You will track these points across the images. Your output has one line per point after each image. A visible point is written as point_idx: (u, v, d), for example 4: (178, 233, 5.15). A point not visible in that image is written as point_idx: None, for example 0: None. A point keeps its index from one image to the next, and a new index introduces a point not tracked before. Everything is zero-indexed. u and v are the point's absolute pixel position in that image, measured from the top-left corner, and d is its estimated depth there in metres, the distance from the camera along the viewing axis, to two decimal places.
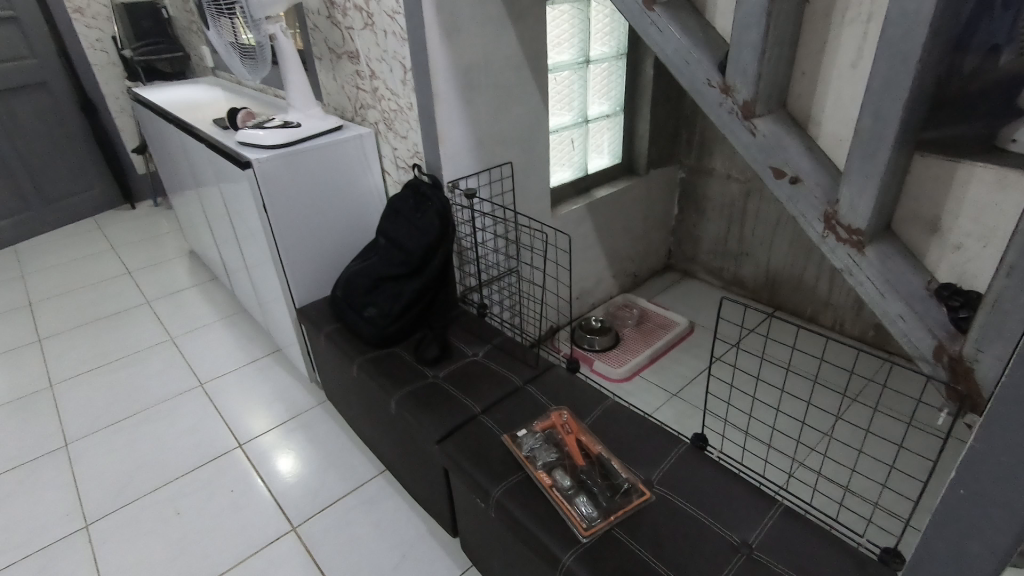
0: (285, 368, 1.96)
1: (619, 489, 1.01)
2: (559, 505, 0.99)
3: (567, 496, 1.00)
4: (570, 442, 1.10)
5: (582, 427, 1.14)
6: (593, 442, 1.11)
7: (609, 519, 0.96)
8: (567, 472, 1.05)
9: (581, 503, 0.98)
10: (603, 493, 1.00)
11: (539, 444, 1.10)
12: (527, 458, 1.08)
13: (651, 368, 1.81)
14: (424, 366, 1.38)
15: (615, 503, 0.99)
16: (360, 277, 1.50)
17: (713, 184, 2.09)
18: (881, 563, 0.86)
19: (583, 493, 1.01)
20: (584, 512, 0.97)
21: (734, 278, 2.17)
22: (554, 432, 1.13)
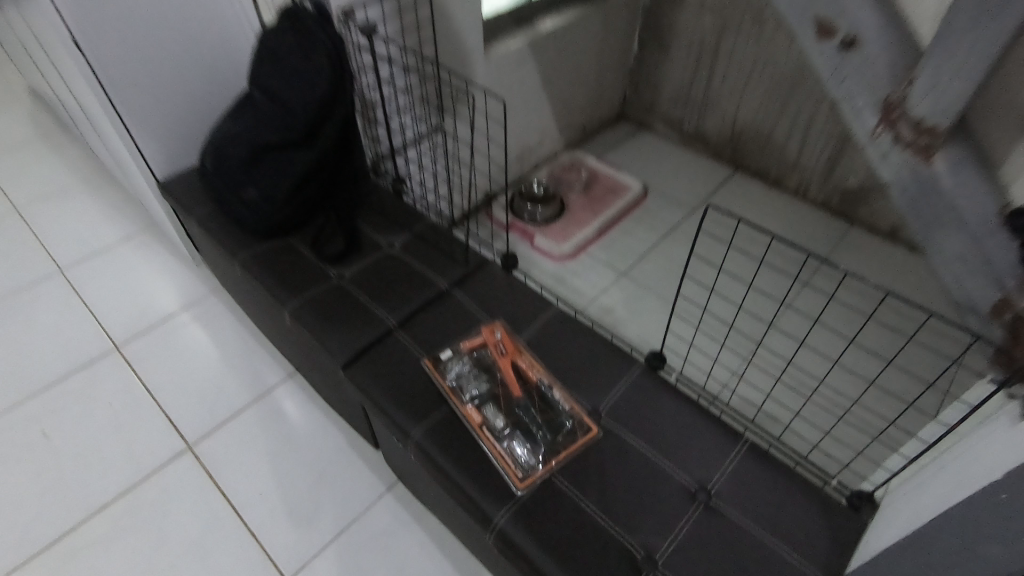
0: (167, 247, 1.62)
1: (561, 427, 0.86)
2: (490, 449, 0.83)
3: (498, 437, 0.85)
4: (505, 368, 0.93)
5: (519, 347, 0.96)
6: (532, 366, 0.94)
7: (549, 462, 0.82)
8: (501, 408, 0.89)
9: (515, 448, 0.84)
10: (542, 434, 0.85)
11: (465, 369, 0.92)
12: (451, 388, 0.90)
13: (599, 243, 1.61)
14: (326, 263, 1.11)
15: (555, 443, 0.84)
16: (232, 146, 1.14)
17: (683, 13, 1.71)
18: (850, 510, 0.77)
19: (517, 433, 0.86)
20: (520, 457, 0.83)
21: (694, 132, 1.90)
22: (485, 355, 0.95)
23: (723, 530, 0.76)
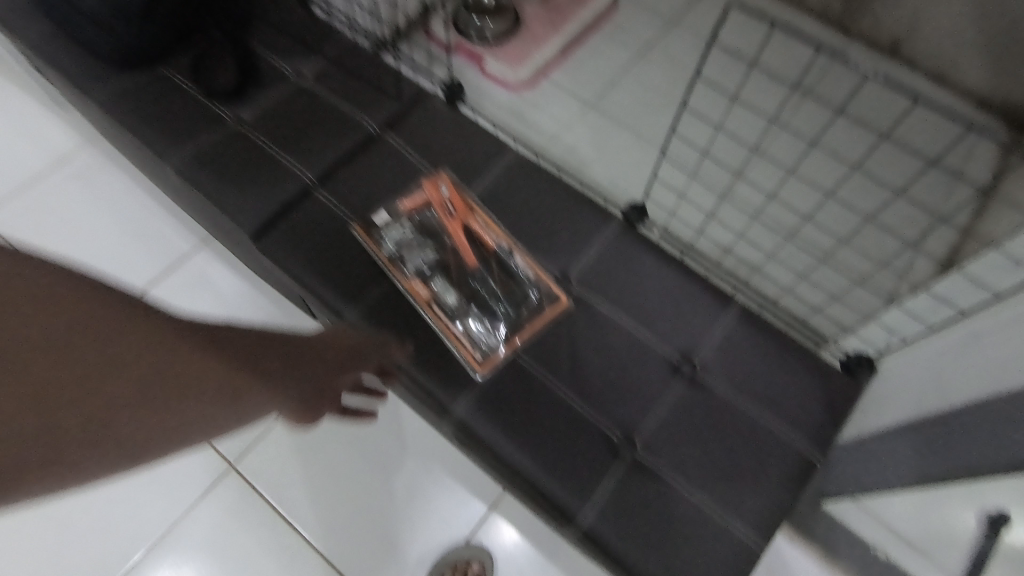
0: (14, 83, 1.27)
1: (525, 300, 0.74)
2: (442, 330, 0.71)
3: (451, 315, 0.73)
4: (455, 232, 0.77)
5: (471, 204, 0.79)
6: (488, 226, 0.78)
7: (512, 342, 0.71)
8: (452, 282, 0.76)
9: (471, 327, 0.72)
10: (503, 310, 0.74)
11: (407, 235, 0.76)
12: (391, 259, 0.74)
13: (563, 67, 1.35)
14: (216, 101, 0.85)
15: (518, 320, 0.73)
16: None
17: None
18: (847, 376, 0.69)
19: (473, 310, 0.74)
20: (478, 337, 0.71)
21: None
22: (429, 216, 0.78)
23: (710, 406, 0.68)
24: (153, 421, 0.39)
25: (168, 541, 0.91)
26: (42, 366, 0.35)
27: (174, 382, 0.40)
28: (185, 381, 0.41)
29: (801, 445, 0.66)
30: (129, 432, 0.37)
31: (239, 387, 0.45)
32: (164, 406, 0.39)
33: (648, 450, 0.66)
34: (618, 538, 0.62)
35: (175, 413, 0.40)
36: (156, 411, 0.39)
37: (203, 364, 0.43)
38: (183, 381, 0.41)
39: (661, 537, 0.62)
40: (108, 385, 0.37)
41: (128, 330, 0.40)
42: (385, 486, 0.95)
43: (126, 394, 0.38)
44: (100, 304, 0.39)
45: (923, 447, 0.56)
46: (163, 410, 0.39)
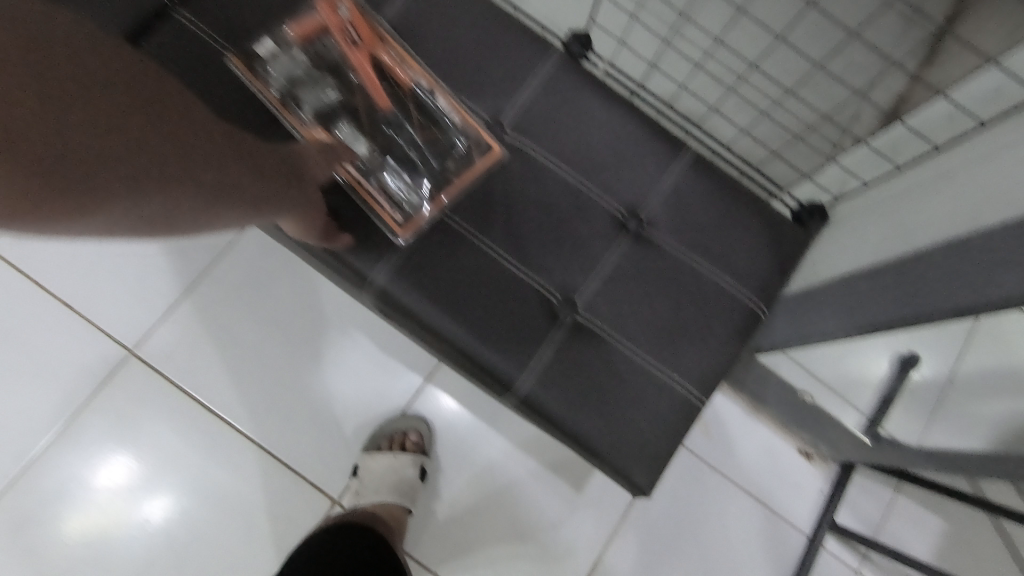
0: None
1: (451, 151, 0.64)
2: (353, 187, 0.60)
3: (364, 169, 0.62)
4: (361, 66, 0.63)
5: (379, 30, 0.64)
6: (402, 60, 0.64)
7: (438, 199, 0.61)
8: (362, 128, 0.64)
9: (390, 184, 0.62)
10: (426, 164, 0.64)
11: (298, 69, 0.61)
12: (280, 100, 0.61)
13: None
14: None
15: (444, 174, 0.63)
16: None
17: None
18: (796, 226, 0.66)
19: (390, 162, 0.63)
20: (398, 194, 0.61)
21: None
22: (326, 44, 0.63)
23: (654, 262, 0.63)
24: (123, 164, 0.38)
25: (73, 432, 0.83)
26: (19, 121, 0.34)
27: (100, 104, 0.38)
28: (115, 125, 0.39)
29: (747, 297, 0.63)
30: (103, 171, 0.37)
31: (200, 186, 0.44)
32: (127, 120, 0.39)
33: (589, 312, 0.61)
34: (560, 403, 0.58)
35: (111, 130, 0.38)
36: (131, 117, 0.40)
37: (123, 81, 0.41)
38: (131, 100, 0.40)
39: (604, 398, 0.59)
40: (59, 131, 0.35)
41: (20, 177, 0.33)
42: (310, 363, 0.88)
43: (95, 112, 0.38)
44: (28, 9, 0.38)
45: (887, 292, 0.54)
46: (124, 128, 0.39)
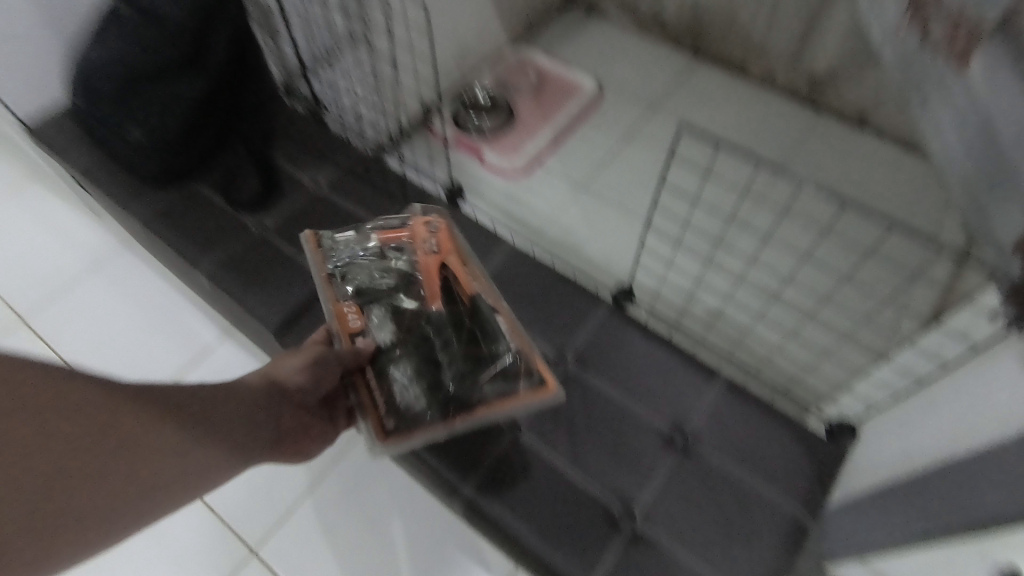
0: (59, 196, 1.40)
1: (484, 367, 0.75)
2: (365, 381, 0.74)
3: (381, 362, 0.75)
4: (430, 268, 0.82)
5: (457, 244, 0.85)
6: (461, 271, 0.82)
7: (449, 418, 0.72)
8: (399, 325, 0.78)
9: (396, 381, 0.74)
10: (451, 373, 0.75)
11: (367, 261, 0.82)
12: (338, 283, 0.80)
13: (557, 153, 1.47)
14: (241, 211, 0.98)
15: (462, 388, 0.74)
16: (96, 77, 0.93)
17: None
18: (831, 442, 0.74)
19: (409, 358, 0.76)
20: (409, 404, 0.73)
21: (652, 15, 1.69)
22: (406, 246, 0.84)
23: (701, 474, 0.72)
24: (128, 481, 0.48)
25: None
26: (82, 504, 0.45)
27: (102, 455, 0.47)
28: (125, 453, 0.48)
29: (793, 509, 0.69)
30: (116, 492, 0.47)
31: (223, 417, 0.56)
32: (113, 428, 0.47)
33: (647, 521, 0.69)
34: None
35: (110, 447, 0.47)
36: (116, 422, 0.48)
37: (97, 396, 0.47)
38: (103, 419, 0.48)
39: None
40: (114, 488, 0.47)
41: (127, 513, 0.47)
42: None
43: (97, 451, 0.46)
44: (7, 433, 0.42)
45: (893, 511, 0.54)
46: (113, 442, 0.47)
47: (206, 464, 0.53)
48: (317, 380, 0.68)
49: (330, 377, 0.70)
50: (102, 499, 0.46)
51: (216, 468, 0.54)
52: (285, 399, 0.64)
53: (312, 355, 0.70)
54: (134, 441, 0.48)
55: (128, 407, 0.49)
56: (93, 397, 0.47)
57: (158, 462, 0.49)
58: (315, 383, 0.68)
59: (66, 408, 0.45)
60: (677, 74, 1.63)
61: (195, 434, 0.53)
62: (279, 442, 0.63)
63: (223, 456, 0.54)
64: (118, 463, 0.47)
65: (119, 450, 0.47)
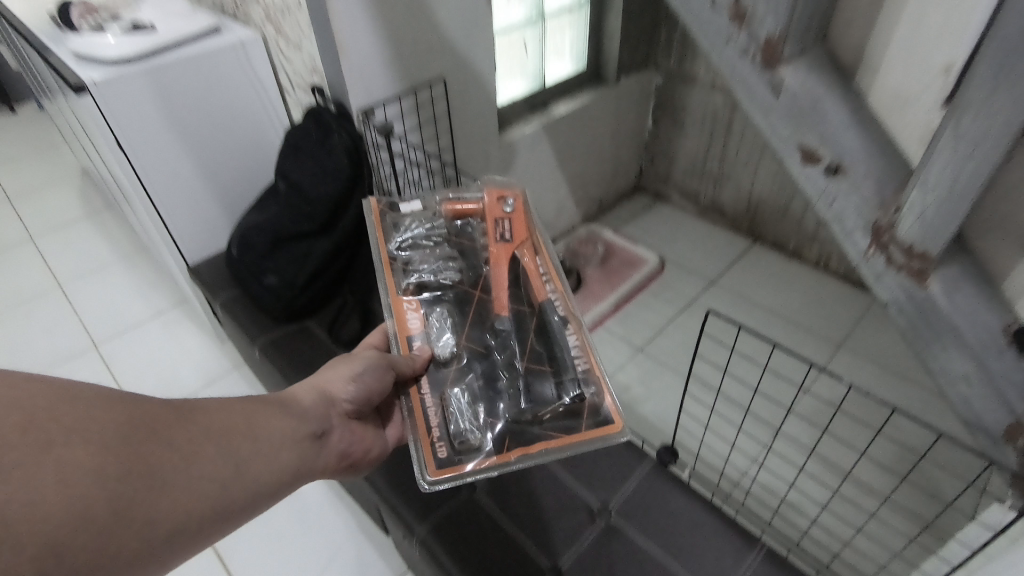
0: (195, 322, 1.68)
1: (545, 397, 0.77)
2: (421, 397, 0.77)
3: (438, 372, 0.79)
4: (500, 255, 0.86)
5: (528, 231, 0.89)
6: (531, 259, 0.86)
7: (505, 455, 0.74)
8: (459, 336, 0.82)
9: (455, 403, 0.76)
10: (510, 394, 0.79)
11: (434, 259, 0.88)
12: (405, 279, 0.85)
13: (617, 317, 1.60)
14: (341, 348, 1.17)
15: (518, 418, 0.76)
16: (254, 233, 1.19)
17: (695, 91, 1.74)
18: None
19: (465, 376, 0.79)
20: (464, 438, 0.74)
21: (711, 203, 1.90)
22: (475, 227, 0.92)
23: None
24: (201, 483, 0.50)
25: None
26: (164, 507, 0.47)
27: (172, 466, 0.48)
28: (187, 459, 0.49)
29: None
30: (194, 503, 0.49)
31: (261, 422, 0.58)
32: (173, 442, 0.49)
33: None
34: None
35: (176, 464, 0.48)
36: (170, 438, 0.49)
37: (145, 415, 0.48)
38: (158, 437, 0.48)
39: None
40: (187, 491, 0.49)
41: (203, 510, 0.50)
42: None
43: (165, 470, 0.47)
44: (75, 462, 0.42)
45: None
46: (178, 459, 0.49)
47: (262, 465, 0.55)
48: (369, 397, 0.73)
49: (380, 390, 0.75)
50: (181, 518, 0.48)
51: (272, 468, 0.57)
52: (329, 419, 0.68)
53: (359, 366, 0.73)
54: (195, 454, 0.50)
55: (175, 419, 0.50)
56: (142, 414, 0.48)
57: (217, 474, 0.51)
58: (364, 398, 0.73)
59: (125, 430, 0.46)
60: (734, 254, 1.79)
61: (242, 441, 0.55)
62: (332, 454, 0.67)
63: (276, 457, 0.57)
64: (187, 476, 0.49)
65: (183, 466, 0.49)
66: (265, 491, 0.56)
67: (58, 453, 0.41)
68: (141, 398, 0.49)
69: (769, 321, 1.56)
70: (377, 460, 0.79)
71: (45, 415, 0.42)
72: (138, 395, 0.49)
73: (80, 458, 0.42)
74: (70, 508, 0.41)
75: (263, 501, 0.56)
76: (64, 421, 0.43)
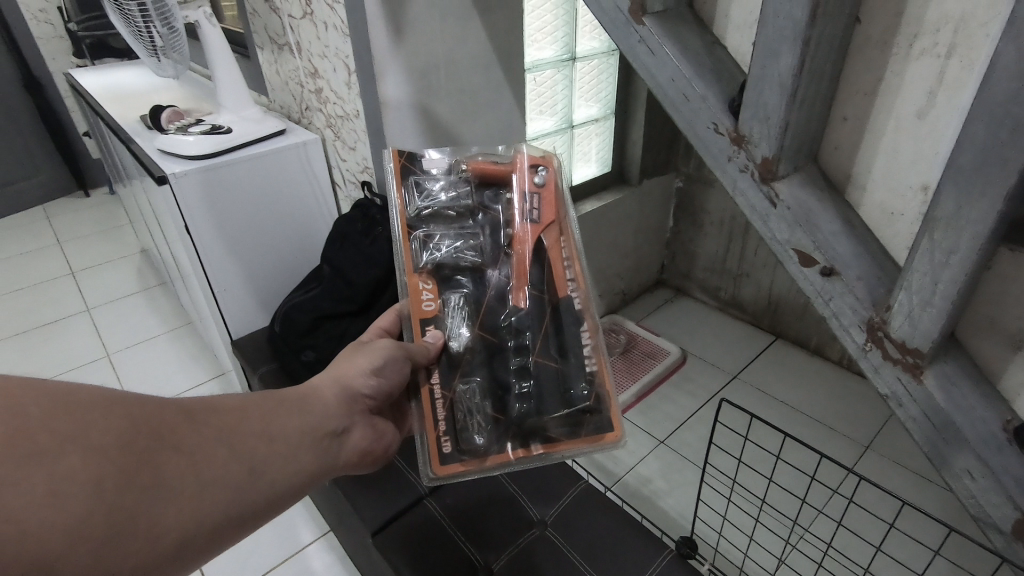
0: (229, 395, 1.75)
1: (554, 400, 0.80)
2: (431, 390, 0.80)
3: (449, 364, 0.81)
4: (524, 239, 0.83)
5: (555, 212, 0.86)
6: (553, 242, 0.85)
7: (505, 454, 0.79)
8: (474, 324, 0.82)
9: (462, 398, 0.80)
10: (520, 392, 0.80)
11: (455, 235, 0.86)
12: (422, 256, 0.85)
13: (639, 408, 1.61)
14: None
15: (524, 419, 0.80)
16: (296, 311, 1.27)
17: (713, 194, 1.85)
18: None
19: (476, 371, 0.81)
20: (469, 434, 0.79)
21: (732, 299, 1.95)
22: (502, 199, 0.88)
23: None
24: (208, 491, 0.48)
25: None
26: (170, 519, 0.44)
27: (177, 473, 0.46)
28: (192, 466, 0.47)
29: None
30: (203, 509, 0.47)
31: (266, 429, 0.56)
32: (181, 448, 0.47)
33: None
34: None
35: (187, 472, 0.47)
36: (178, 444, 0.47)
37: (152, 418, 0.46)
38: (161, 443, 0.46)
39: None
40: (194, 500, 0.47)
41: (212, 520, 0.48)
42: None
43: (174, 477, 0.45)
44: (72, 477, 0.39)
45: None
46: (187, 465, 0.47)
47: (278, 470, 0.55)
48: (390, 389, 0.75)
49: (399, 382, 0.76)
50: (190, 531, 0.46)
51: (284, 473, 0.56)
52: (349, 422, 0.67)
53: (381, 359, 0.74)
54: (204, 459, 0.48)
55: (182, 423, 0.48)
56: (150, 417, 0.46)
57: (228, 478, 0.50)
58: (384, 391, 0.74)
59: (130, 435, 0.44)
60: (756, 350, 1.81)
61: (255, 443, 0.54)
62: (354, 453, 0.67)
63: (290, 461, 0.56)
64: (196, 482, 0.47)
65: (193, 472, 0.47)
66: (277, 495, 0.55)
67: (54, 464, 0.39)
68: (149, 398, 0.47)
69: (793, 419, 1.55)
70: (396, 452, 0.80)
71: (37, 423, 0.39)
72: (138, 396, 0.47)
73: (79, 466, 0.40)
74: (66, 521, 0.38)
75: (275, 505, 0.55)
76: (64, 427, 0.40)
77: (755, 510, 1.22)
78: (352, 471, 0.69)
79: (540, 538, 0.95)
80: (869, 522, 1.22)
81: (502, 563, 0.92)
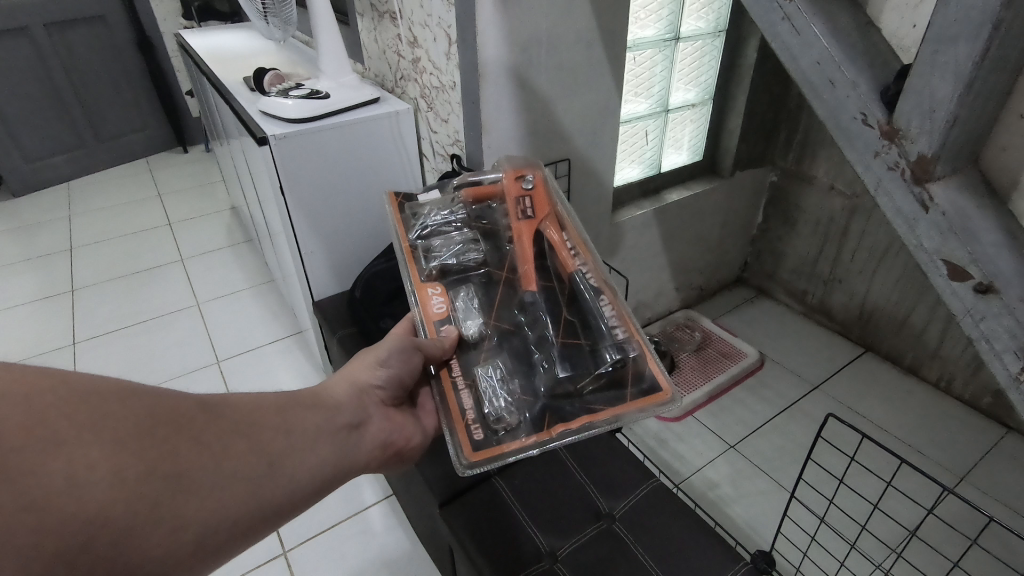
0: (305, 353, 1.82)
1: (585, 371, 0.79)
2: (452, 379, 0.79)
3: (468, 353, 0.81)
4: (524, 231, 0.89)
5: (549, 206, 0.92)
6: (553, 229, 0.89)
7: (546, 431, 0.75)
8: (487, 316, 0.84)
9: (485, 381, 0.77)
10: (545, 367, 0.80)
11: (455, 245, 0.91)
12: (427, 265, 0.89)
13: (709, 409, 1.55)
14: None
15: (556, 391, 0.78)
16: (379, 279, 1.29)
17: (811, 192, 1.73)
18: None
19: (498, 356, 0.81)
20: (501, 418, 0.75)
21: (819, 305, 1.83)
22: (496, 209, 0.95)
23: None
24: (227, 482, 0.51)
25: None
26: (190, 511, 0.47)
27: (197, 464, 0.49)
28: (211, 458, 0.50)
29: None
30: (224, 500, 0.50)
31: (282, 425, 0.59)
32: (201, 440, 0.50)
33: None
34: None
35: (206, 464, 0.50)
36: (197, 436, 0.50)
37: (169, 413, 0.49)
38: (180, 436, 0.49)
39: None
40: (213, 492, 0.50)
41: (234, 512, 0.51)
42: None
43: (194, 469, 0.48)
44: (94, 467, 0.42)
45: None
46: (208, 457, 0.50)
47: (297, 463, 0.58)
48: (401, 378, 0.78)
49: (411, 371, 0.79)
50: (209, 523, 0.49)
51: (303, 468, 0.59)
52: (360, 418, 0.71)
53: (385, 351, 0.78)
54: (223, 450, 0.52)
55: (200, 418, 0.52)
56: (169, 410, 0.49)
57: (247, 472, 0.53)
58: (395, 381, 0.78)
59: (148, 428, 0.47)
60: (841, 361, 1.70)
61: (272, 438, 0.57)
62: (371, 449, 0.70)
63: (306, 457, 0.60)
64: (213, 475, 0.50)
65: (213, 463, 0.50)
66: (297, 491, 0.57)
67: (73, 456, 0.41)
68: (166, 394, 0.50)
69: (880, 439, 1.45)
70: (418, 449, 0.81)
71: (58, 414, 0.42)
72: (160, 390, 0.50)
73: (99, 456, 0.42)
74: (90, 509, 0.41)
75: (296, 504, 0.57)
76: (83, 419, 0.43)
77: (848, 534, 1.18)
78: (375, 465, 0.72)
79: (607, 531, 0.93)
80: (987, 565, 1.13)
81: (566, 552, 0.90)
